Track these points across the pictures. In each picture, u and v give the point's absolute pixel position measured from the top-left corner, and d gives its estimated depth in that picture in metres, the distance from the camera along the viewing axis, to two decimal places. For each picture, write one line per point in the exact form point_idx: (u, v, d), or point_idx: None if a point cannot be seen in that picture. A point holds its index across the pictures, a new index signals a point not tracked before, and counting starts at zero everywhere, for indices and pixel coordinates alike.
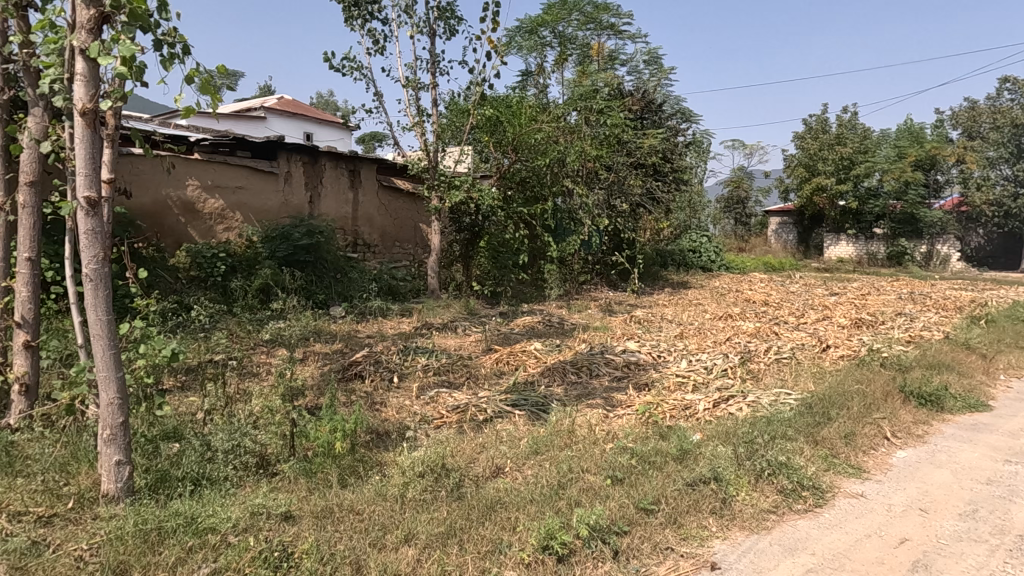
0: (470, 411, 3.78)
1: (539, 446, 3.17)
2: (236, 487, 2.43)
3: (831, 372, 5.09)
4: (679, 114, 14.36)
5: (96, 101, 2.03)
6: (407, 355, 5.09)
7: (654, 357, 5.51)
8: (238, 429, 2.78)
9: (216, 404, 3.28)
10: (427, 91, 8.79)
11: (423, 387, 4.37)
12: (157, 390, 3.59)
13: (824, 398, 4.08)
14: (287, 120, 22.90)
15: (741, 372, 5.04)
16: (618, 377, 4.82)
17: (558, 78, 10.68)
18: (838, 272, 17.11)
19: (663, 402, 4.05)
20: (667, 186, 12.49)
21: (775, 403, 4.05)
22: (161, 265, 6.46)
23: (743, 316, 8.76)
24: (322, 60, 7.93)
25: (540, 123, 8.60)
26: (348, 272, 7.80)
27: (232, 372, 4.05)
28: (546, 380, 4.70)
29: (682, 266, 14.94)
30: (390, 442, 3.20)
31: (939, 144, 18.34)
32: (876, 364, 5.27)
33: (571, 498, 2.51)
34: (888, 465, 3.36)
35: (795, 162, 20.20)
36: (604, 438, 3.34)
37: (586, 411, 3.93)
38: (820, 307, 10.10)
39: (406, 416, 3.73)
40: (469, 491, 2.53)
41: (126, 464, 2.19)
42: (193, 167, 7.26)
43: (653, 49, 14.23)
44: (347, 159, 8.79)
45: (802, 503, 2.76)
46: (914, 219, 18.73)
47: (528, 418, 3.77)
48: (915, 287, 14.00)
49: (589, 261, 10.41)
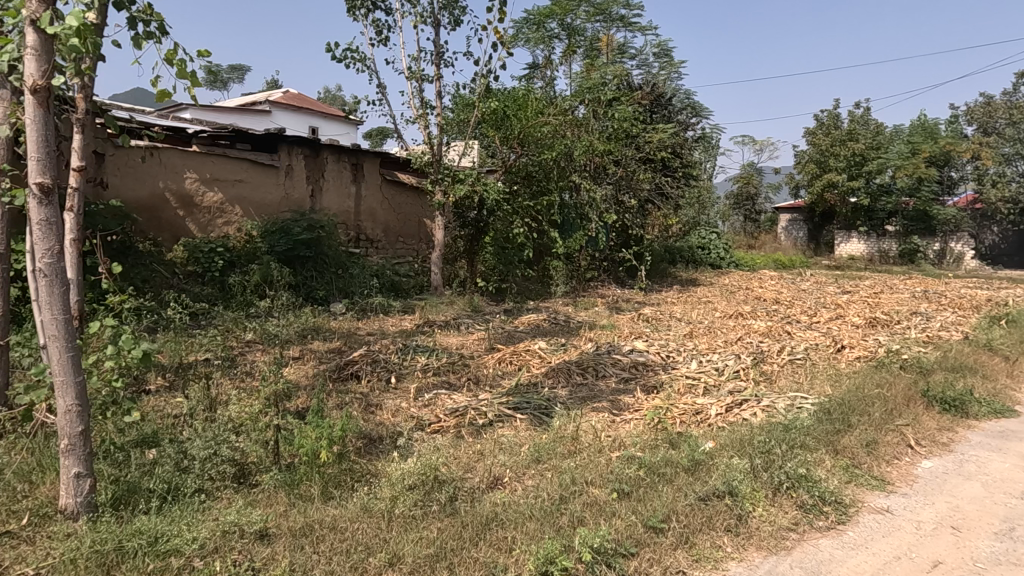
0: (469, 415, 3.59)
1: (541, 454, 2.98)
2: (211, 500, 2.26)
3: (848, 375, 4.88)
4: (689, 109, 14.12)
5: (49, 78, 1.85)
6: (406, 354, 4.90)
7: (663, 357, 5.32)
8: (219, 434, 2.61)
9: (198, 407, 3.09)
10: (431, 83, 8.60)
11: (420, 389, 4.18)
12: (140, 392, 3.42)
13: (843, 402, 3.86)
14: (293, 114, 22.76)
15: (753, 373, 4.85)
16: (625, 379, 4.63)
17: (565, 70, 10.46)
18: (850, 270, 16.80)
19: (673, 406, 3.85)
20: (676, 182, 12.27)
21: (791, 408, 3.84)
22: (158, 260, 6.30)
23: (754, 314, 8.54)
24: (325, 51, 7.75)
25: (546, 116, 8.40)
26: (349, 267, 7.61)
27: (222, 372, 3.89)
28: (551, 381, 4.50)
29: (691, 263, 14.74)
30: (383, 449, 3.02)
31: (954, 140, 18.02)
32: (896, 366, 5.04)
33: (573, 514, 2.32)
34: (913, 476, 3.14)
35: (806, 158, 19.93)
36: (610, 446, 3.14)
37: (591, 415, 3.74)
38: (832, 306, 9.86)
39: (402, 419, 3.55)
40: (463, 506, 2.34)
41: (87, 477, 2.01)
42: (191, 159, 7.10)
43: (663, 42, 13.97)
44: (349, 153, 8.59)
45: (823, 520, 2.56)
46: (928, 217, 18.43)
47: (531, 422, 3.57)
48: (928, 285, 13.73)
49: (596, 257, 10.20)
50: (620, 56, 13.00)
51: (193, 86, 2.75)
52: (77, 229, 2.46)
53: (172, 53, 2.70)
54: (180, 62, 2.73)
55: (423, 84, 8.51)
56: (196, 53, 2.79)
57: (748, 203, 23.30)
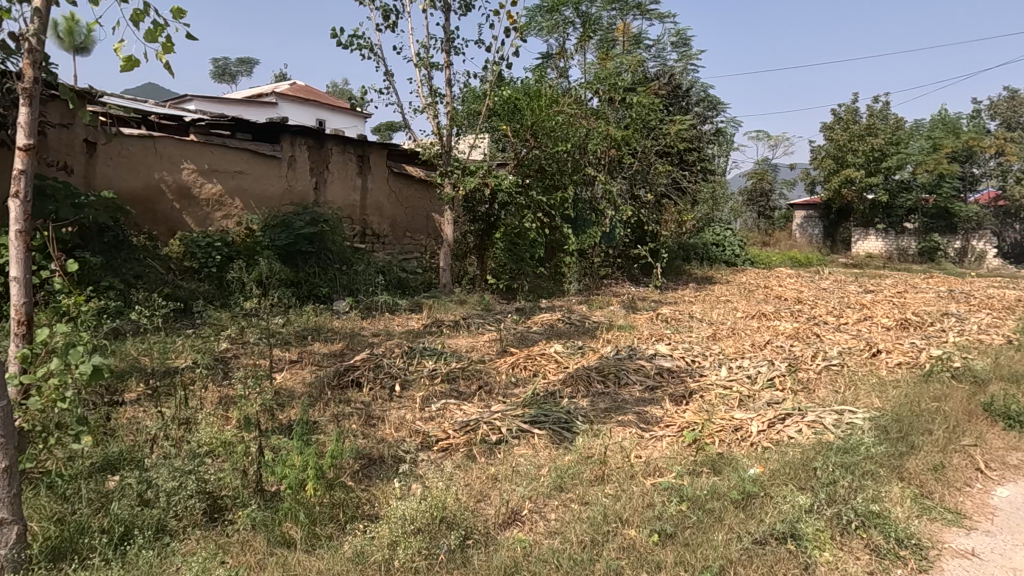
0: (481, 430, 3.20)
1: (565, 481, 2.59)
2: (175, 544, 1.91)
3: (892, 384, 4.45)
4: (706, 102, 13.69)
5: None
6: (411, 358, 4.51)
7: (688, 362, 4.91)
8: (190, 457, 2.25)
9: (176, 422, 2.75)
10: (440, 71, 8.21)
11: (427, 399, 3.81)
12: (115, 406, 3.10)
13: (899, 419, 3.43)
14: (298, 107, 22.50)
15: (790, 383, 4.43)
16: (649, 387, 4.23)
17: (579, 60, 10.04)
18: (868, 270, 15.89)
19: (708, 421, 3.44)
20: (692, 176, 11.89)
21: (840, 424, 3.43)
22: (151, 255, 5.97)
23: (778, 315, 8.11)
24: (329, 38, 7.42)
25: (560, 105, 8.01)
26: (354, 263, 7.22)
27: (209, 380, 3.56)
28: (569, 390, 4.10)
29: (706, 260, 14.31)
30: (384, 475, 2.66)
31: (977, 135, 17.43)
32: (947, 375, 4.59)
33: (609, 564, 1.96)
34: (992, 508, 2.71)
35: (823, 153, 19.42)
36: (644, 472, 2.74)
37: (616, 431, 3.35)
38: (858, 306, 9.38)
39: (405, 436, 3.18)
40: (476, 556, 1.96)
41: (12, 524, 1.67)
42: (189, 149, 6.75)
43: (681, 30, 13.47)
44: (356, 143, 8.21)
45: (902, 568, 2.13)
46: (949, 214, 17.86)
47: (551, 440, 3.17)
48: (953, 285, 13.11)
49: (610, 254, 9.77)
50: (636, 46, 12.51)
51: (167, 52, 2.37)
52: (24, 219, 2.10)
53: (140, 13, 2.32)
54: (149, 24, 2.35)
55: (431, 72, 8.13)
56: (171, 15, 2.42)
57: (762, 199, 22.81)
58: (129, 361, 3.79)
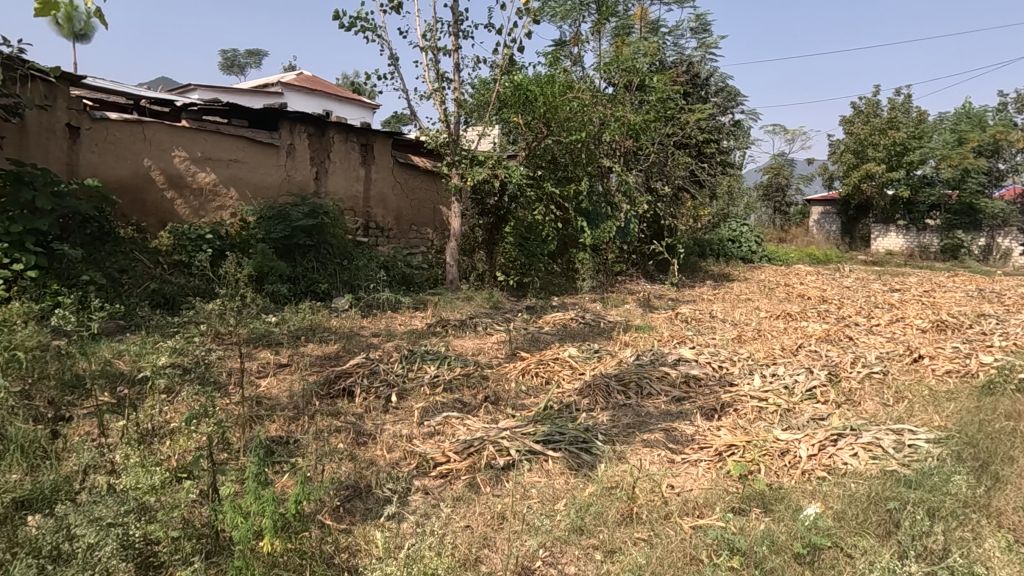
0: (487, 453, 2.74)
1: (587, 522, 2.15)
2: None
3: (947, 397, 3.97)
4: (725, 93, 13.15)
5: None
6: (411, 363, 4.05)
7: (717, 369, 4.43)
8: (124, 496, 1.82)
9: (126, 446, 2.35)
10: (448, 56, 7.74)
11: (428, 412, 3.36)
12: (66, 423, 2.69)
13: (973, 442, 2.93)
14: (305, 98, 22.13)
15: (834, 395, 3.96)
16: (676, 400, 3.77)
17: (596, 46, 9.55)
18: (888, 270, 14.68)
19: (753, 444, 2.95)
20: (712, 169, 11.35)
21: (904, 448, 2.95)
22: (138, 248, 5.58)
23: (804, 315, 7.62)
24: (332, 20, 6.97)
25: (575, 91, 7.50)
26: (355, 258, 6.79)
27: (182, 389, 3.18)
28: (586, 402, 3.63)
29: (722, 257, 13.80)
30: (370, 515, 2.21)
31: (1005, 128, 16.81)
32: (1010, 388, 4.08)
33: None
34: None
35: (843, 147, 18.82)
36: (683, 511, 2.28)
37: (642, 454, 2.90)
38: (887, 306, 8.85)
39: (400, 458, 2.74)
40: None
41: None
42: (181, 135, 6.32)
43: (701, 15, 12.87)
44: (359, 131, 7.75)
45: None
46: (974, 210, 17.25)
47: (567, 465, 2.70)
48: (982, 285, 12.45)
49: (625, 249, 9.27)
50: (653, 33, 11.96)
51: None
52: None
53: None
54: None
55: (438, 57, 7.67)
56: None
57: (778, 195, 22.26)
58: (100, 364, 3.41)
